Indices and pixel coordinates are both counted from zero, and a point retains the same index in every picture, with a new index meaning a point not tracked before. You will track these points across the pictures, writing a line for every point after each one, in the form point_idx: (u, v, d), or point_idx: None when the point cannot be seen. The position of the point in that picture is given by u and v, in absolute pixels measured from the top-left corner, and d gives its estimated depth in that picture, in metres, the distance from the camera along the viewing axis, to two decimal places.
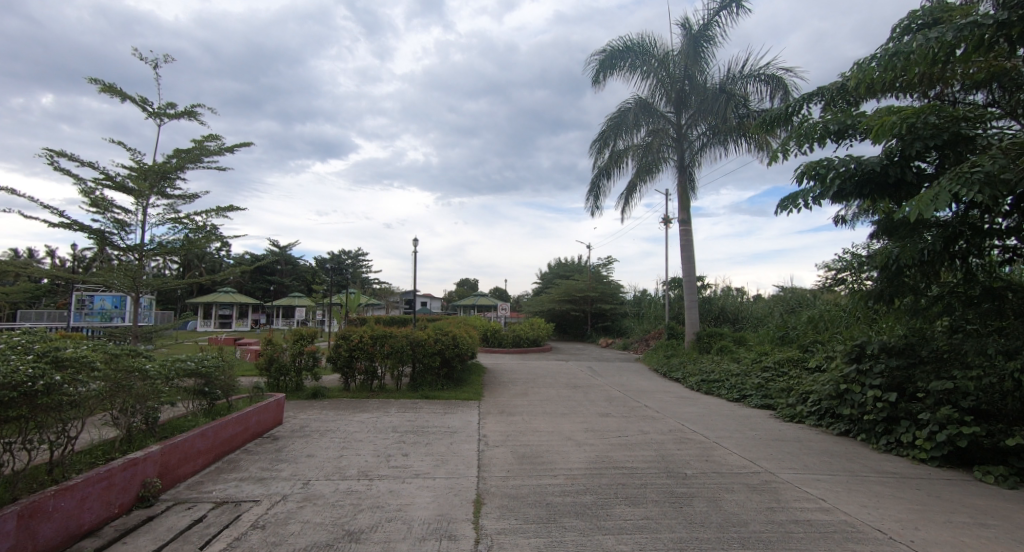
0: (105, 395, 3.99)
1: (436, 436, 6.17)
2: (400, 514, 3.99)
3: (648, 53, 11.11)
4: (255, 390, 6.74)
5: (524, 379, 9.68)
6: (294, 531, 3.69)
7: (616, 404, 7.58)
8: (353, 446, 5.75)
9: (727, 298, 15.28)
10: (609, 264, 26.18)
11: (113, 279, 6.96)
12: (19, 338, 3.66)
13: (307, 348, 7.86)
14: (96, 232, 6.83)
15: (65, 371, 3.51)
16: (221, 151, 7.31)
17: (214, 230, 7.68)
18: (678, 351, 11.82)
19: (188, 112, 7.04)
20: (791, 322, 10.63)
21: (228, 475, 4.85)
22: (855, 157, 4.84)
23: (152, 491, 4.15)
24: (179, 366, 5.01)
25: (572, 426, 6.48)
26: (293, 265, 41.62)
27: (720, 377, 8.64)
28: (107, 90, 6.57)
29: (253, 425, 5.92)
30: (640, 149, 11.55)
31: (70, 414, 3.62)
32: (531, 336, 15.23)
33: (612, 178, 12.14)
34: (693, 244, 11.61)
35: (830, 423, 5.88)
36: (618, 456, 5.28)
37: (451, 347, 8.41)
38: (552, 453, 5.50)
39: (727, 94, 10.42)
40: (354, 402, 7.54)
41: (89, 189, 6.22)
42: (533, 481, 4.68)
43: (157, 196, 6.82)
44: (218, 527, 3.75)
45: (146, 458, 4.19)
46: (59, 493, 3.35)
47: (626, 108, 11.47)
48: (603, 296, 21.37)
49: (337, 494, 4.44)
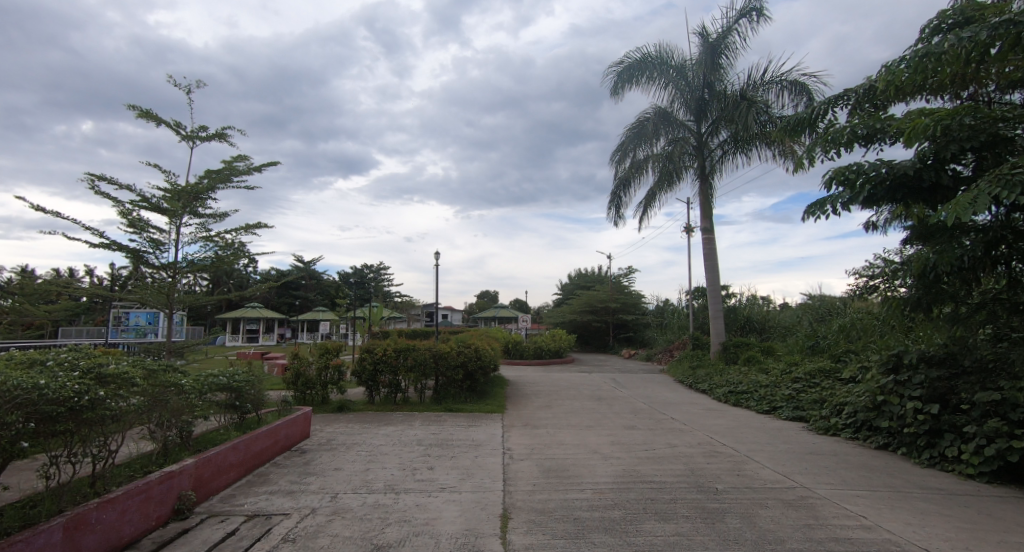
0: (144, 410, 4.12)
1: (461, 449, 6.16)
2: (427, 528, 3.99)
3: (666, 63, 11.10)
4: (284, 404, 6.87)
5: (547, 391, 9.62)
6: (324, 545, 3.73)
7: (642, 416, 7.46)
8: (379, 460, 5.79)
9: (752, 308, 14.99)
10: (630, 274, 25.99)
11: (148, 297, 7.24)
12: (65, 355, 3.83)
13: (333, 362, 7.98)
14: (132, 251, 7.10)
15: (108, 387, 3.64)
16: (250, 171, 7.55)
17: (243, 247, 7.90)
18: (704, 362, 11.60)
19: (219, 134, 7.32)
20: (821, 331, 10.35)
21: (260, 488, 4.93)
22: (886, 160, 4.73)
23: (187, 504, 4.24)
24: (212, 381, 5.14)
25: (598, 439, 6.40)
26: (317, 279, 42.51)
27: (749, 389, 8.44)
28: (144, 116, 6.87)
29: (282, 438, 6.02)
30: (661, 159, 11.48)
31: (111, 428, 3.75)
32: (553, 347, 15.17)
33: (633, 188, 12.08)
34: (716, 253, 11.44)
35: (867, 436, 5.68)
36: (646, 469, 5.19)
37: (474, 360, 8.42)
38: (578, 466, 5.44)
39: (748, 101, 10.32)
40: (379, 415, 7.60)
41: (127, 210, 6.50)
42: (560, 495, 4.63)
43: (189, 215, 7.07)
44: (251, 541, 3.81)
45: (181, 472, 4.29)
46: (101, 505, 3.45)
47: (646, 118, 11.43)
48: (624, 306, 21.28)
49: (365, 508, 4.46)
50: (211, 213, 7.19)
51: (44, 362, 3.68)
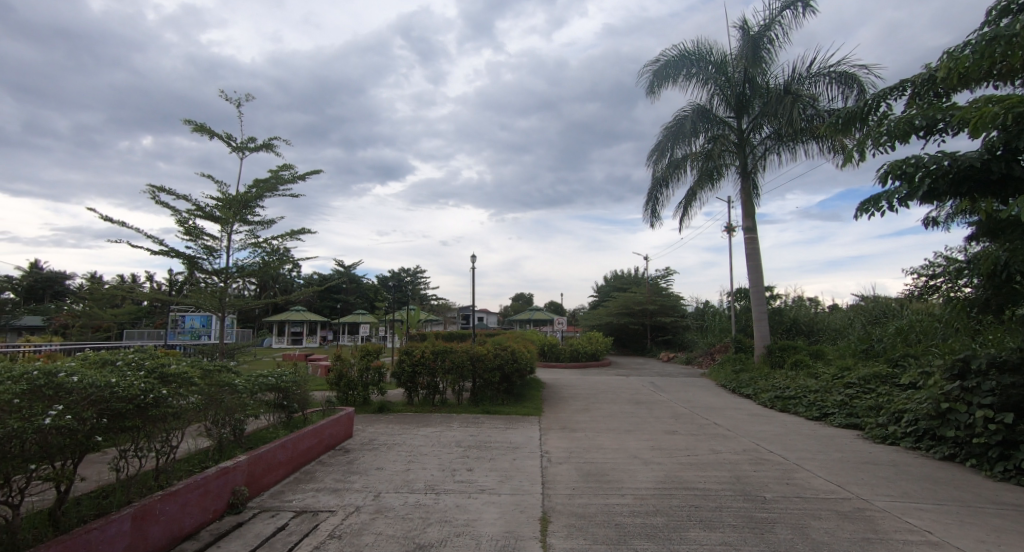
0: (202, 408, 4.35)
1: (500, 451, 6.19)
2: (468, 529, 4.03)
3: (704, 60, 10.83)
4: (328, 405, 7.10)
5: (584, 394, 9.54)
6: (368, 542, 3.82)
7: (684, 421, 7.28)
8: (419, 460, 5.89)
9: (799, 310, 14.38)
10: (668, 275, 25.45)
11: (202, 301, 7.60)
12: (133, 356, 4.10)
13: (373, 363, 8.19)
14: (187, 258, 7.51)
15: (170, 386, 3.87)
16: (295, 180, 7.86)
17: (288, 252, 8.23)
18: (747, 365, 11.21)
19: (267, 145, 7.66)
20: (876, 334, 9.80)
21: (307, 485, 5.11)
22: (948, 153, 4.45)
23: (240, 499, 4.44)
24: (262, 381, 5.38)
25: (638, 444, 6.29)
26: (356, 283, 43.76)
27: (797, 394, 8.10)
28: (199, 130, 7.28)
29: (326, 437, 6.22)
30: (700, 157, 11.20)
31: (173, 424, 3.98)
32: (589, 350, 15.02)
33: (670, 187, 11.83)
34: (759, 253, 11.04)
35: (931, 446, 5.34)
36: (689, 476, 5.06)
37: (510, 362, 8.46)
38: (618, 471, 5.36)
39: (794, 95, 9.94)
40: (418, 416, 7.73)
41: (184, 218, 6.89)
42: (600, 500, 4.58)
43: (239, 223, 7.42)
44: (299, 536, 3.95)
45: (236, 467, 4.50)
46: (165, 497, 3.67)
47: (684, 116, 11.16)
48: (662, 308, 20.85)
49: (407, 507, 4.55)
50: (259, 221, 7.53)
51: (114, 362, 3.95)
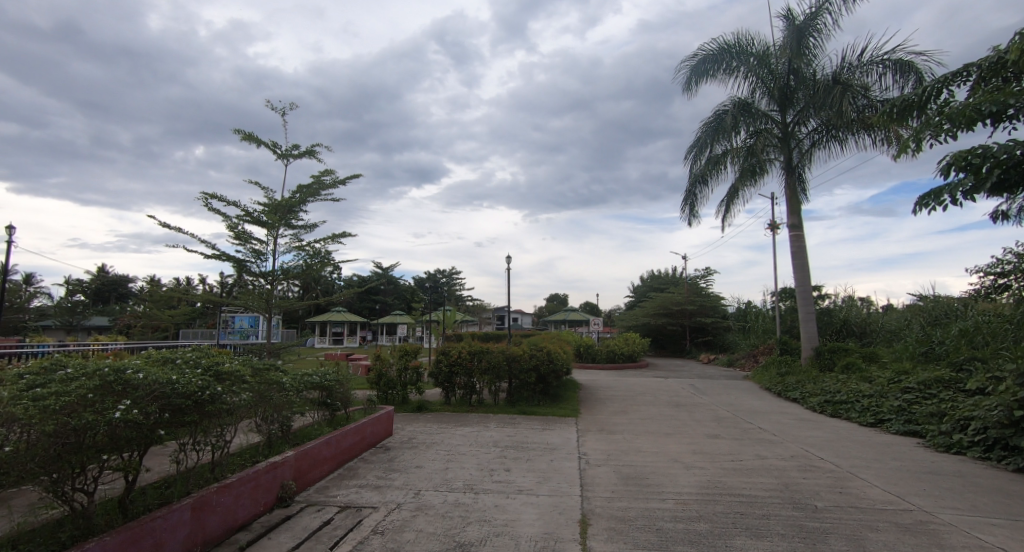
0: (253, 405, 4.56)
1: (537, 452, 6.19)
2: (507, 529, 4.04)
3: (745, 52, 10.49)
4: (369, 403, 7.28)
5: (622, 396, 9.40)
6: (409, 539, 3.89)
7: (726, 425, 7.07)
8: (457, 460, 5.96)
9: (850, 310, 13.69)
10: (707, 275, 24.75)
11: (251, 302, 7.99)
12: (190, 354, 4.34)
13: (411, 363, 8.34)
14: (236, 261, 7.87)
15: (224, 383, 4.07)
16: (336, 184, 8.11)
17: (329, 255, 8.50)
18: (794, 368, 10.76)
19: (310, 151, 7.93)
20: (937, 336, 9.20)
21: (350, 482, 5.26)
22: (1020, 141, 4.14)
23: (288, 493, 4.62)
24: (307, 379, 5.57)
25: (679, 447, 6.15)
26: (394, 284, 44.74)
27: (849, 398, 7.71)
28: (247, 138, 7.62)
29: (368, 435, 6.38)
30: (741, 153, 10.85)
31: (227, 420, 4.18)
32: (626, 351, 14.80)
33: (709, 184, 11.51)
34: (805, 251, 10.59)
35: (1002, 457, 4.96)
36: (734, 482, 4.90)
37: (546, 363, 8.44)
38: (658, 475, 5.25)
39: (843, 85, 9.49)
40: (455, 416, 7.82)
41: (234, 224, 7.23)
42: (641, 503, 4.50)
43: (285, 227, 7.72)
44: (344, 530, 4.07)
45: (284, 462, 4.68)
46: (220, 489, 3.85)
47: (724, 111, 10.83)
48: (702, 309, 20.30)
49: (446, 505, 4.61)
50: (302, 225, 7.80)
51: (175, 360, 4.19)
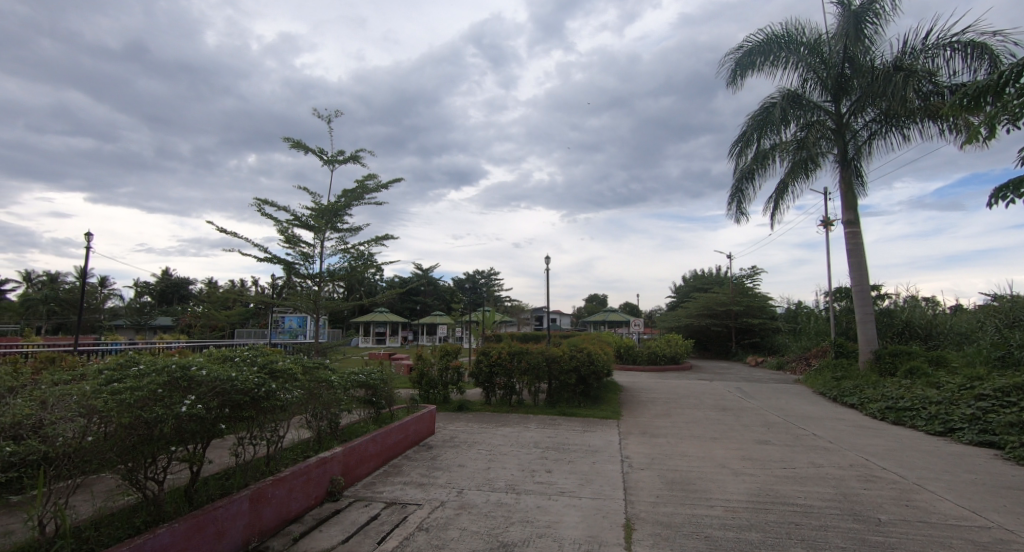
0: (304, 402, 4.73)
1: (579, 454, 6.14)
2: (550, 531, 4.02)
3: (794, 42, 10.04)
4: (411, 402, 7.43)
5: (665, 398, 9.19)
6: (453, 537, 3.94)
7: (777, 431, 6.78)
8: (499, 459, 5.99)
9: (913, 311, 12.82)
10: (754, 275, 23.81)
11: (300, 303, 8.35)
12: (247, 353, 4.56)
13: (452, 363, 8.45)
14: (286, 264, 8.22)
15: (278, 381, 4.25)
16: (379, 188, 8.33)
17: (372, 257, 8.76)
18: (850, 373, 10.20)
19: (354, 157, 8.19)
20: (1015, 339, 8.48)
21: (395, 478, 5.39)
22: None
23: (338, 488, 4.77)
24: (354, 378, 5.75)
25: (726, 453, 5.95)
26: (433, 285, 45.55)
27: (914, 405, 7.23)
28: (296, 146, 7.95)
29: (411, 433, 6.52)
30: (791, 146, 10.39)
31: (281, 416, 4.37)
32: (669, 353, 14.45)
33: (756, 180, 11.09)
34: (862, 249, 10.02)
35: None
36: (786, 490, 4.69)
37: (587, 364, 8.35)
38: (705, 481, 5.10)
39: (906, 72, 8.93)
40: (496, 416, 7.87)
41: (285, 228, 7.56)
42: (687, 509, 4.38)
43: (331, 230, 8.00)
44: (391, 526, 4.17)
45: (333, 458, 4.84)
46: (275, 482, 4.03)
47: (771, 104, 10.40)
48: (749, 310, 19.55)
49: (489, 505, 4.64)
50: (347, 228, 8.06)
51: (234, 358, 4.41)
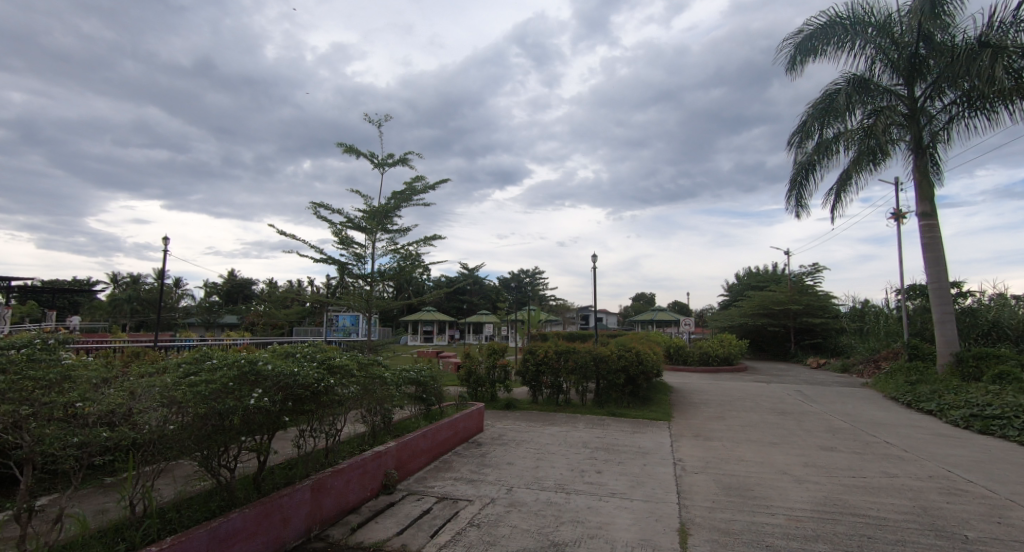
0: (359, 396, 4.89)
1: (629, 455, 6.02)
2: (602, 532, 3.97)
3: (861, 23, 9.41)
4: (460, 399, 7.55)
5: (719, 400, 8.87)
6: (505, 534, 3.96)
7: (844, 437, 6.38)
8: (548, 458, 5.97)
9: (1001, 310, 11.69)
10: (815, 272, 22.50)
11: (352, 302, 8.66)
12: (308, 349, 4.78)
13: (499, 361, 8.49)
14: (340, 264, 8.55)
15: (336, 376, 4.41)
16: (427, 190, 8.51)
17: (419, 257, 8.97)
18: (928, 376, 9.44)
19: (403, 159, 8.41)
20: None
21: (446, 474, 5.49)
22: None
23: (392, 481, 4.92)
24: (405, 375, 5.90)
25: (788, 459, 5.65)
26: (479, 285, 46.12)
27: (1004, 414, 6.59)
28: (349, 151, 8.25)
29: (461, 430, 6.62)
30: (857, 135, 9.75)
31: (339, 409, 4.54)
32: (721, 354, 13.93)
33: (817, 172, 10.48)
34: (938, 243, 9.26)
35: None
36: (856, 500, 4.40)
37: (636, 364, 8.17)
38: (764, 487, 4.87)
39: (992, 48, 8.16)
40: (543, 415, 7.86)
41: (339, 230, 7.87)
42: (746, 516, 4.20)
43: (381, 232, 8.25)
44: (443, 520, 4.24)
45: (387, 452, 4.99)
46: (334, 473, 4.19)
47: (835, 90, 9.80)
48: (809, 309, 18.54)
49: (539, 503, 4.64)
50: (397, 229, 8.29)
51: (295, 354, 4.63)
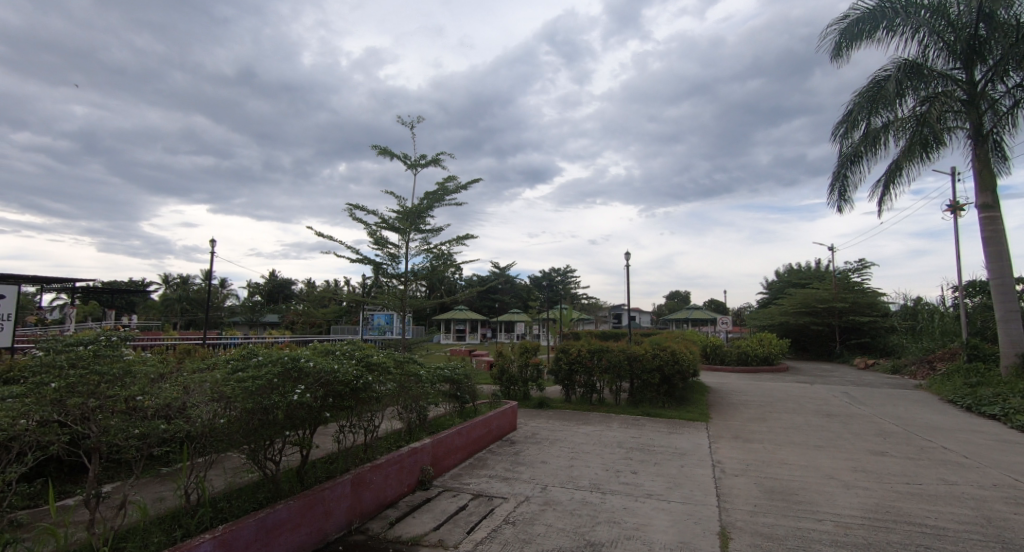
0: (396, 393, 4.98)
1: (666, 456, 5.91)
2: (639, 533, 3.91)
3: (913, 5, 8.89)
4: (494, 398, 7.60)
5: (759, 401, 8.60)
6: (540, 532, 3.96)
7: (896, 442, 6.07)
8: (582, 458, 5.93)
9: None
10: (861, 268, 21.52)
11: (387, 301, 8.83)
12: (347, 347, 4.90)
13: (532, 359, 8.50)
14: (375, 264, 8.73)
15: (374, 373, 4.51)
16: (459, 190, 8.59)
17: (451, 257, 9.06)
18: (990, 378, 8.85)
19: (436, 160, 8.51)
20: None
21: (480, 471, 5.53)
22: None
23: (428, 477, 4.99)
24: (440, 373, 5.97)
25: (834, 463, 5.42)
26: (510, 283, 46.26)
27: None
28: (383, 153, 8.41)
29: (494, 428, 6.65)
30: (909, 123, 9.25)
31: (376, 406, 4.64)
32: (761, 353, 13.48)
33: (864, 163, 10.00)
34: (1000, 236, 8.68)
35: None
36: (911, 508, 4.18)
37: (671, 364, 8.00)
38: (810, 492, 4.68)
39: None
40: (577, 414, 7.81)
41: (374, 230, 8.05)
42: (790, 522, 4.05)
43: (414, 232, 8.38)
44: (479, 517, 4.28)
45: (423, 449, 5.06)
46: (373, 468, 4.28)
47: (884, 77, 9.33)
48: (855, 307, 17.75)
49: (574, 503, 4.61)
50: (430, 229, 8.41)
51: (335, 351, 4.77)
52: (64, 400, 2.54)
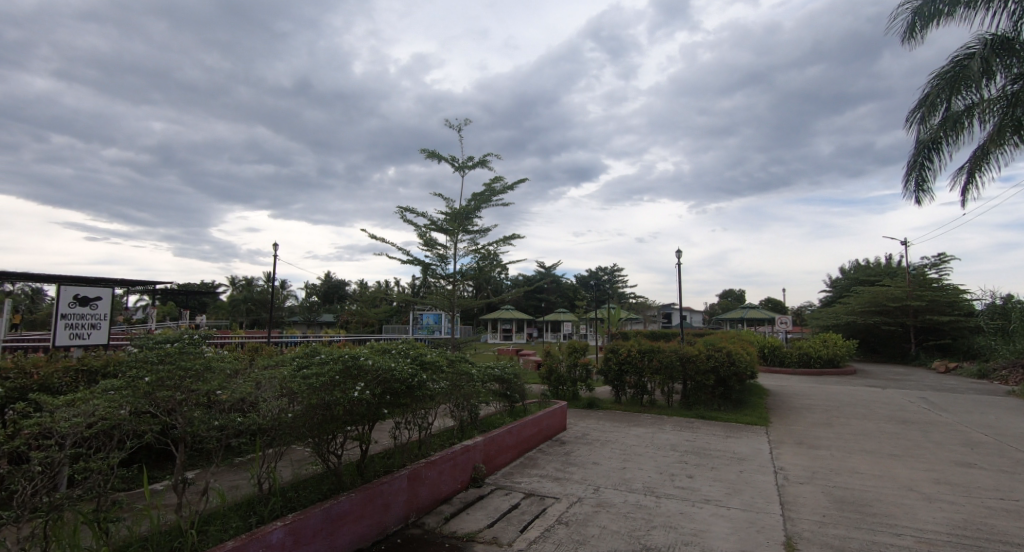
0: (448, 391, 5.06)
1: (723, 460, 5.69)
2: (698, 540, 3.78)
3: None
4: (543, 397, 7.58)
5: (824, 405, 8.12)
6: (594, 534, 3.91)
7: (985, 452, 5.55)
8: (635, 460, 5.81)
9: None
10: (938, 264, 19.90)
11: (436, 301, 9.01)
12: (401, 346, 5.03)
13: (581, 360, 8.42)
14: (424, 265, 8.93)
15: (428, 371, 4.60)
16: (505, 190, 8.64)
17: (498, 257, 9.12)
18: None
19: (482, 161, 8.61)
20: None
21: (532, 470, 5.53)
22: None
23: (480, 475, 5.04)
24: (490, 372, 6.03)
25: (913, 474, 5.03)
26: (556, 283, 46.04)
27: None
28: (431, 156, 8.60)
29: (545, 428, 6.64)
30: (998, 104, 8.43)
31: (429, 404, 4.73)
32: (825, 355, 12.73)
33: (945, 150, 9.20)
34: None
35: None
36: (1005, 526, 3.81)
37: (727, 365, 7.69)
38: (886, 504, 4.37)
39: None
40: (629, 415, 7.67)
41: (423, 232, 8.23)
42: (865, 535, 3.79)
43: (462, 233, 8.50)
44: (531, 516, 4.28)
45: (475, 446, 5.11)
46: (428, 464, 4.37)
47: (967, 55, 8.56)
48: (932, 305, 16.48)
49: (628, 505, 4.52)
50: (478, 230, 8.51)
51: (391, 350, 4.92)
52: (155, 393, 2.75)
